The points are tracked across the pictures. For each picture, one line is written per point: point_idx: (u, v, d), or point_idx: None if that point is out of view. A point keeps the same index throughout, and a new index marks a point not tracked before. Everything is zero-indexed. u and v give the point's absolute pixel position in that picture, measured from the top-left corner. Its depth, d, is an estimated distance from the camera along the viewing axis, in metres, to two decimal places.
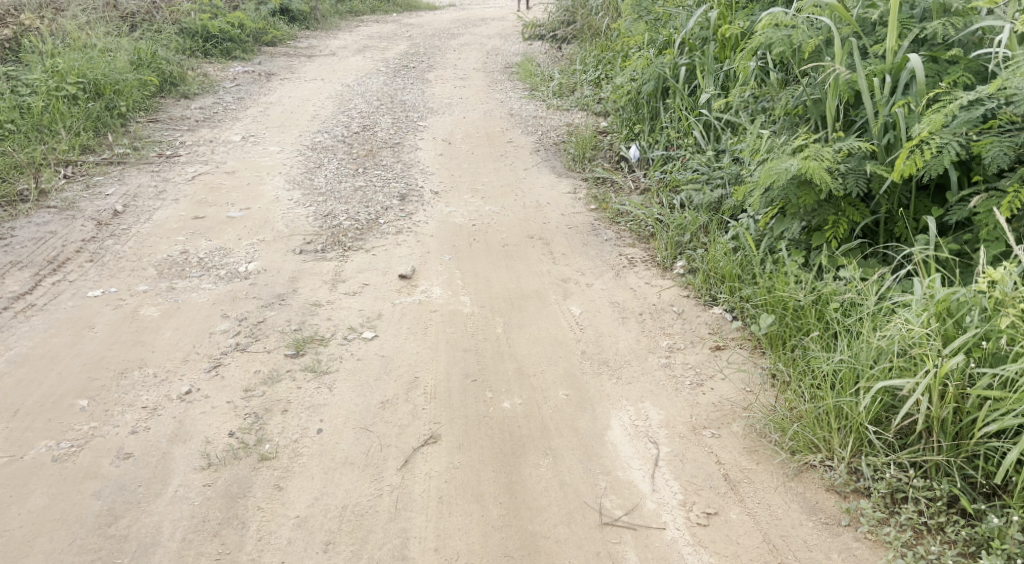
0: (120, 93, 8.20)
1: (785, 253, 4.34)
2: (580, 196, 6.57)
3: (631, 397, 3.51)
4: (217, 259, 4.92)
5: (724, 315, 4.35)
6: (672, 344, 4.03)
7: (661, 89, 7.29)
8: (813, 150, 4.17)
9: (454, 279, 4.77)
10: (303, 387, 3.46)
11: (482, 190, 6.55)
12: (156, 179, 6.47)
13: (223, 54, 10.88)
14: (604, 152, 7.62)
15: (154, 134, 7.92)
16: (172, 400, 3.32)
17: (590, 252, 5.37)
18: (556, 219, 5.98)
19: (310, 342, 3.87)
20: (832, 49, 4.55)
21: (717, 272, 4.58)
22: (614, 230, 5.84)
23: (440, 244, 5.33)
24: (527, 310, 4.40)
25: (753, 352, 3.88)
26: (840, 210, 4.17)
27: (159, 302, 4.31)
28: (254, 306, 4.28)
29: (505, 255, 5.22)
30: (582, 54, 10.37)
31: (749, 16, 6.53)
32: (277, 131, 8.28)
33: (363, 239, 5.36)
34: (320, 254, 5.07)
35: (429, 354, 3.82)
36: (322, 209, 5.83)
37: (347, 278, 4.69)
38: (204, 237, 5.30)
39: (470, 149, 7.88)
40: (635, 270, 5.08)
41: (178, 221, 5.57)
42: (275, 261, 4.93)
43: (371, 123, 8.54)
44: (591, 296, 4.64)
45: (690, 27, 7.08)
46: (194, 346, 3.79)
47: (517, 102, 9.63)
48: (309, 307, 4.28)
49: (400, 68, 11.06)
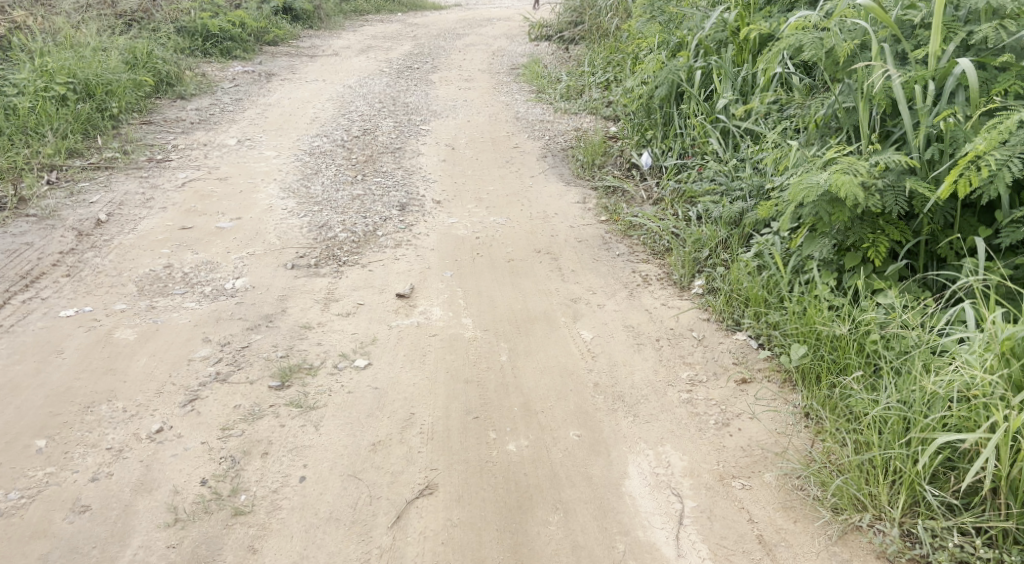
0: (112, 93, 7.88)
1: (816, 274, 4.02)
2: (590, 206, 6.23)
3: (650, 439, 3.19)
4: (203, 275, 4.60)
5: (749, 342, 4.03)
6: (692, 376, 3.69)
7: (675, 94, 6.93)
8: (848, 164, 3.84)
9: (456, 298, 4.43)
10: (287, 425, 3.13)
11: (487, 199, 6.22)
12: (144, 186, 6.14)
13: (222, 54, 10.57)
14: (615, 159, 7.28)
15: (146, 137, 7.60)
16: (140, 439, 3.02)
17: (601, 268, 5.03)
18: (565, 232, 5.64)
19: (296, 371, 3.53)
20: (867, 53, 4.22)
21: (740, 295, 4.26)
22: (626, 244, 5.50)
23: (441, 259, 5.00)
24: (534, 335, 4.06)
25: (784, 388, 3.56)
26: (877, 229, 3.84)
27: (136, 323, 3.98)
28: (239, 328, 3.96)
29: (511, 272, 4.88)
30: (591, 56, 10.03)
31: (770, 18, 6.20)
32: (274, 134, 7.96)
33: (360, 252, 5.03)
34: (313, 269, 4.75)
35: (427, 386, 3.49)
36: (317, 220, 5.50)
37: (340, 297, 4.36)
38: (191, 249, 4.98)
39: (475, 154, 7.55)
40: (650, 289, 4.74)
41: (165, 232, 5.24)
42: (264, 277, 4.60)
43: (372, 127, 8.21)
44: (603, 319, 4.29)
45: (707, 29, 6.75)
46: (170, 375, 3.46)
47: (523, 105, 9.29)
48: (297, 330, 3.95)
49: (403, 69, 10.72)
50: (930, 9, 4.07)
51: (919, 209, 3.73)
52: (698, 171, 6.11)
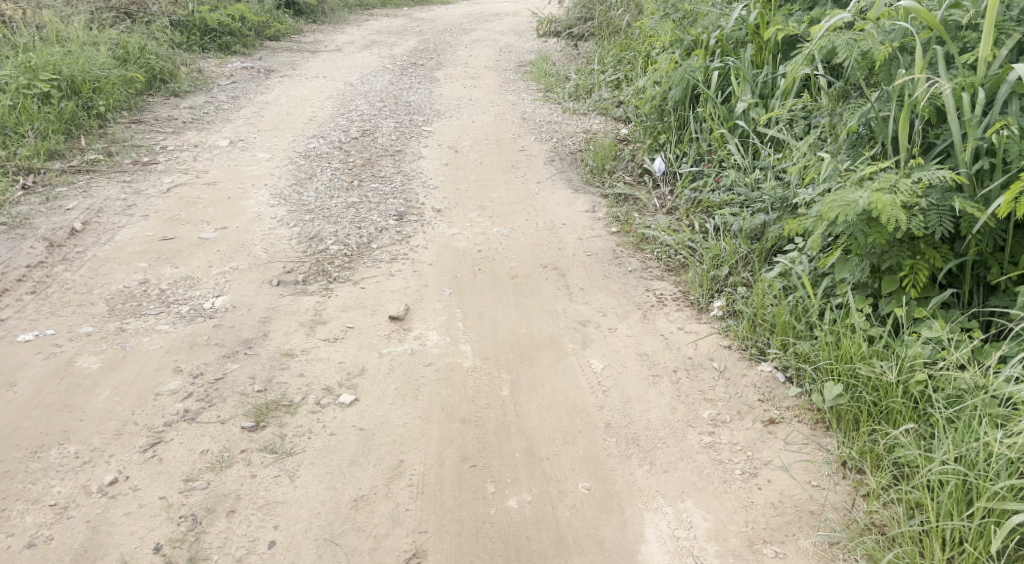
0: (99, 91, 7.54)
1: (849, 299, 3.64)
2: (600, 215, 5.87)
3: (668, 494, 2.85)
4: (180, 293, 4.26)
5: (776, 375, 3.65)
6: (715, 415, 3.32)
7: (690, 96, 6.60)
8: (888, 180, 3.45)
9: (453, 321, 4.07)
10: (259, 476, 2.81)
11: (490, 208, 5.86)
12: (127, 191, 5.80)
13: (221, 49, 10.21)
14: (626, 163, 6.92)
15: (134, 137, 7.26)
16: (90, 494, 2.72)
17: (611, 286, 4.66)
18: (573, 244, 5.28)
19: (274, 409, 3.18)
20: (907, 56, 3.82)
21: (765, 320, 3.88)
22: (639, 259, 5.12)
23: (439, 275, 4.65)
24: (539, 363, 3.70)
25: (816, 429, 3.19)
26: (918, 252, 3.46)
27: (102, 349, 3.63)
28: (214, 356, 3.61)
29: (514, 291, 4.52)
30: (602, 53, 9.65)
31: (792, 16, 5.84)
32: (269, 134, 7.61)
33: (353, 267, 4.68)
34: (300, 287, 4.41)
35: (418, 425, 3.13)
36: (307, 230, 5.14)
37: (327, 319, 4.00)
38: (170, 263, 4.64)
39: (479, 157, 7.18)
40: (666, 310, 4.37)
41: (143, 243, 4.90)
42: (247, 296, 4.26)
43: (372, 127, 7.84)
44: (615, 346, 3.92)
45: (725, 28, 6.41)
46: (133, 412, 3.12)
47: (530, 105, 8.91)
48: (278, 358, 3.60)
49: (407, 66, 10.34)
50: (978, 8, 3.68)
51: (967, 230, 3.35)
52: (715, 179, 5.75)
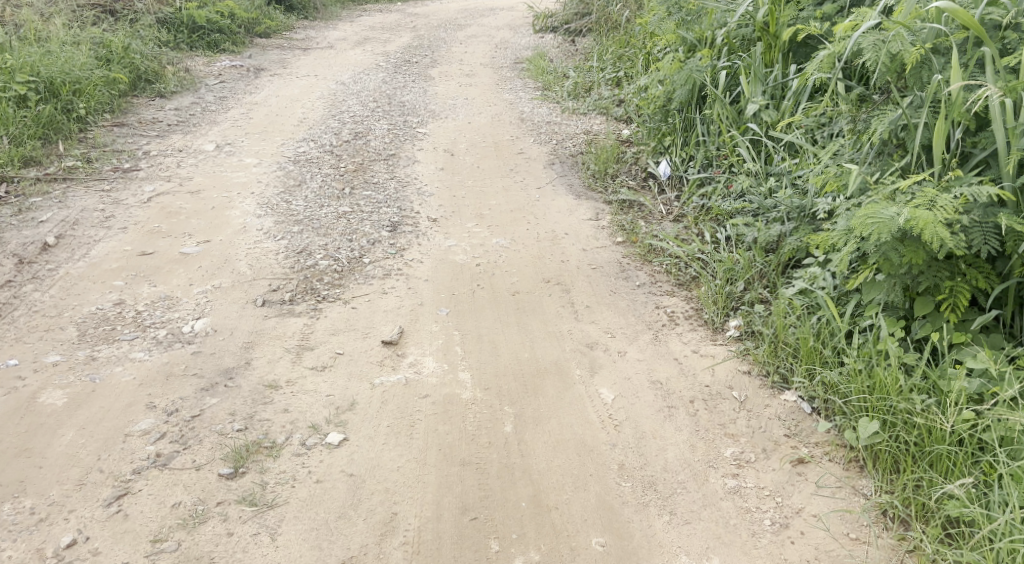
0: (80, 93, 7.23)
1: (880, 321, 3.36)
2: (604, 223, 5.59)
3: (692, 551, 2.63)
4: (158, 315, 3.97)
5: (801, 405, 3.37)
6: (738, 454, 3.05)
7: (697, 97, 6.33)
8: (926, 196, 3.18)
9: (451, 345, 3.78)
10: (237, 534, 2.57)
11: (488, 216, 5.58)
12: (105, 200, 5.49)
13: (210, 47, 9.88)
14: (629, 167, 6.63)
15: (116, 142, 6.95)
16: (45, 559, 2.49)
17: (619, 303, 4.38)
18: (577, 256, 4.99)
19: (254, 452, 2.90)
20: (942, 58, 3.54)
21: (787, 344, 3.60)
22: (647, 271, 4.83)
23: (435, 293, 4.37)
24: (545, 393, 3.41)
25: (850, 470, 2.91)
26: (957, 272, 3.20)
27: (68, 382, 3.33)
28: (191, 389, 3.30)
29: (515, 310, 4.24)
30: (601, 50, 9.35)
31: (802, 13, 5.57)
32: (257, 137, 7.30)
33: (343, 285, 4.40)
34: (286, 307, 4.12)
35: (414, 470, 2.87)
36: (295, 243, 4.85)
37: (315, 344, 3.72)
38: (148, 281, 4.35)
39: (476, 161, 6.89)
40: (679, 329, 4.08)
41: (120, 259, 4.60)
42: (229, 318, 3.97)
43: (365, 129, 7.54)
44: (625, 372, 3.63)
45: (733, 26, 6.15)
46: (98, 457, 2.86)
47: (528, 104, 8.61)
48: (260, 391, 3.32)
49: (400, 64, 10.03)
50: (1019, 7, 3.40)
51: (1013, 249, 3.09)
52: (725, 185, 5.48)
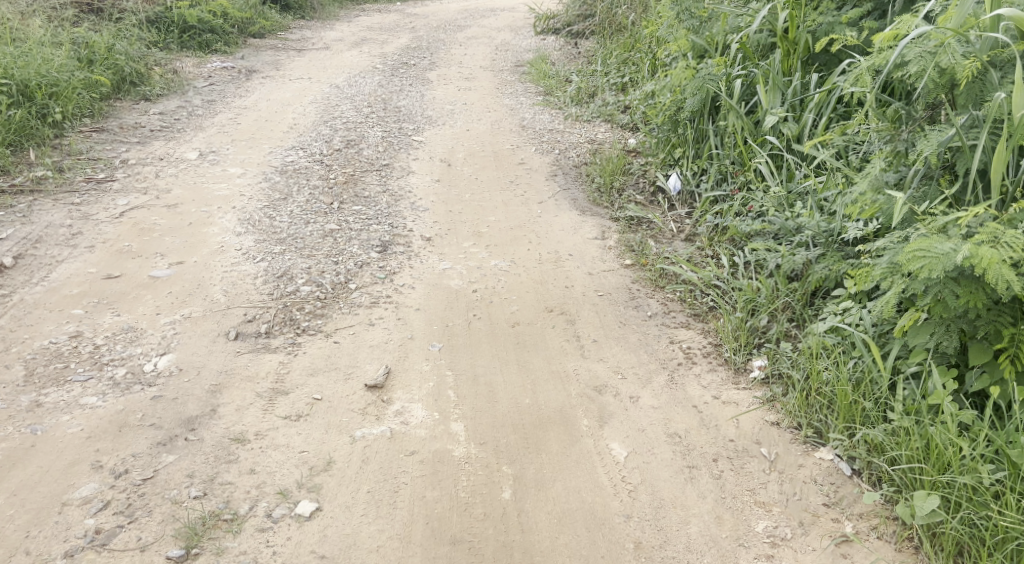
0: (57, 97, 6.84)
1: (929, 371, 2.97)
2: (611, 243, 5.20)
3: None
4: (119, 350, 3.58)
5: (839, 466, 2.98)
6: (770, 529, 2.72)
7: (709, 107, 5.94)
8: (988, 231, 2.80)
9: (443, 389, 3.38)
10: None
11: (487, 235, 5.18)
12: (74, 215, 5.10)
13: (201, 47, 9.46)
14: (636, 180, 6.23)
15: (93, 149, 6.54)
16: None
17: (629, 337, 3.97)
18: (582, 281, 4.60)
19: (211, 527, 2.56)
20: (999, 72, 3.15)
21: (821, 394, 3.20)
22: (658, 299, 4.43)
23: (427, 324, 3.97)
24: (550, 448, 3.03)
25: (903, 551, 2.61)
26: (1020, 318, 2.82)
27: (6, 435, 2.94)
28: (145, 445, 2.90)
29: (515, 345, 3.84)
30: (605, 54, 8.97)
31: (826, 18, 5.20)
32: (244, 145, 6.90)
33: (326, 314, 4.00)
34: (261, 342, 3.73)
35: (396, 551, 2.54)
36: (276, 266, 4.45)
37: (291, 388, 3.33)
38: (110, 309, 3.94)
39: (475, 172, 6.49)
40: (697, 370, 3.67)
41: (82, 283, 4.19)
42: (198, 354, 3.58)
43: (357, 137, 7.13)
44: (639, 422, 3.24)
45: (750, 31, 5.77)
46: (27, 534, 2.52)
47: (529, 110, 8.21)
48: (224, 446, 2.92)
49: (398, 66, 9.63)
50: None
51: None
52: (741, 202, 5.10)
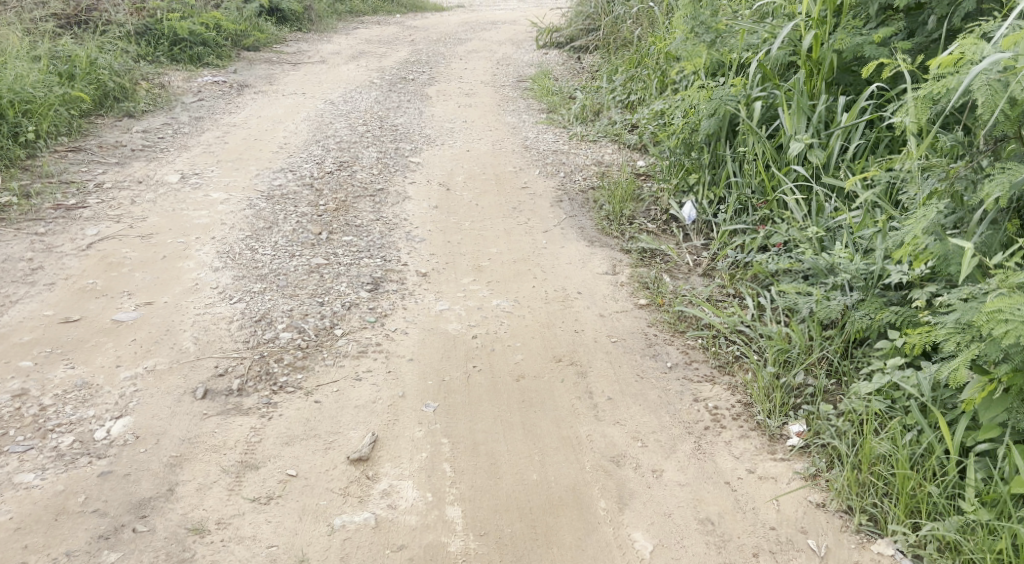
0: (31, 115, 6.42)
1: (1008, 453, 2.56)
2: (623, 278, 4.77)
3: None
4: (68, 413, 3.17)
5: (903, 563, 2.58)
6: None
7: (727, 130, 5.51)
8: None
9: (438, 461, 2.98)
10: None
11: (488, 270, 4.76)
12: (37, 248, 4.70)
13: (192, 61, 9.05)
14: (648, 207, 5.81)
15: (67, 171, 6.12)
16: None
17: (648, 394, 3.53)
18: (593, 324, 4.17)
19: None
20: None
21: (877, 474, 2.76)
22: (679, 346, 3.97)
23: (421, 378, 3.53)
24: (563, 539, 2.67)
25: None
26: None
27: None
28: (85, 539, 2.56)
29: (520, 403, 3.41)
30: (609, 70, 8.59)
31: (855, 37, 4.79)
32: (230, 166, 6.47)
33: (309, 365, 3.57)
34: (233, 401, 3.30)
35: None
36: (254, 308, 4.03)
37: (262, 462, 2.92)
38: (64, 360, 3.53)
39: (475, 197, 6.07)
40: (727, 436, 3.23)
41: (35, 329, 3.78)
42: (159, 417, 3.16)
43: (351, 158, 6.72)
44: (663, 503, 2.83)
45: (769, 50, 5.35)
46: None
47: (532, 129, 7.81)
48: (179, 539, 2.58)
49: (396, 81, 9.22)
50: None
51: None
52: (765, 236, 4.68)
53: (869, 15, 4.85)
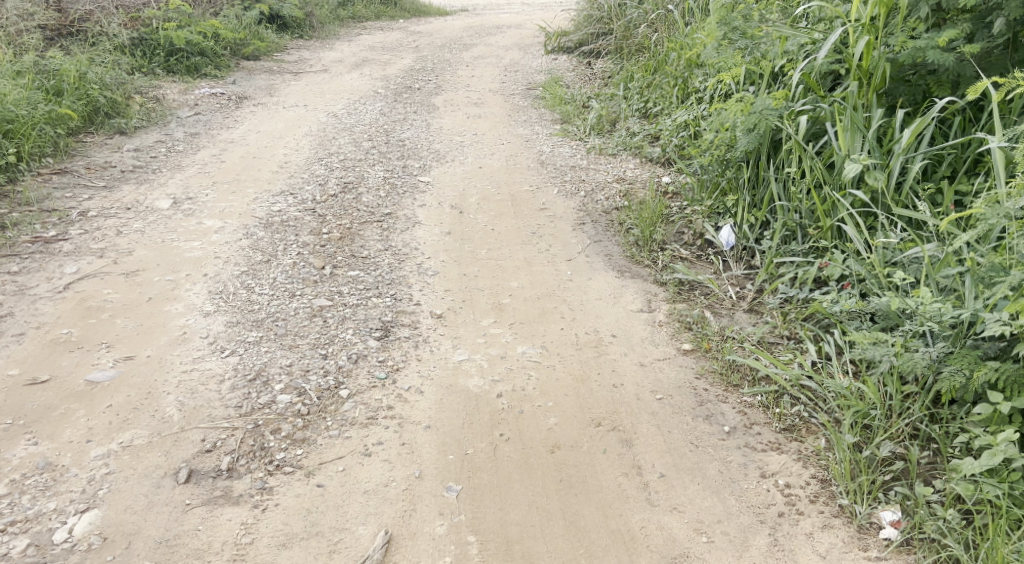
0: (13, 136, 5.93)
1: None
2: (661, 316, 4.26)
3: None
4: (27, 507, 2.71)
5: None
6: None
7: (770, 148, 4.94)
8: None
9: None
10: None
11: (511, 309, 4.25)
12: (11, 290, 4.22)
13: (190, 71, 8.56)
14: (680, 230, 5.21)
15: (49, 197, 5.63)
16: None
17: (707, 468, 3.04)
18: (633, 374, 3.66)
19: None
20: None
21: None
22: (735, 403, 3.44)
23: (441, 452, 3.04)
24: None
25: None
26: None
27: None
28: None
29: (558, 483, 2.94)
30: (625, 76, 8.05)
31: (916, 40, 4.23)
32: (226, 188, 5.97)
33: (309, 438, 3.07)
34: (223, 487, 2.83)
35: None
36: (249, 362, 3.54)
37: None
38: (26, 434, 3.05)
39: (491, 220, 5.57)
40: (807, 526, 2.79)
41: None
42: (133, 510, 2.71)
43: (355, 178, 6.22)
44: None
45: (813, 57, 4.78)
46: None
47: (546, 141, 7.29)
48: None
49: (401, 90, 8.72)
50: None
51: None
52: (819, 269, 4.16)
53: (924, 18, 4.31)
